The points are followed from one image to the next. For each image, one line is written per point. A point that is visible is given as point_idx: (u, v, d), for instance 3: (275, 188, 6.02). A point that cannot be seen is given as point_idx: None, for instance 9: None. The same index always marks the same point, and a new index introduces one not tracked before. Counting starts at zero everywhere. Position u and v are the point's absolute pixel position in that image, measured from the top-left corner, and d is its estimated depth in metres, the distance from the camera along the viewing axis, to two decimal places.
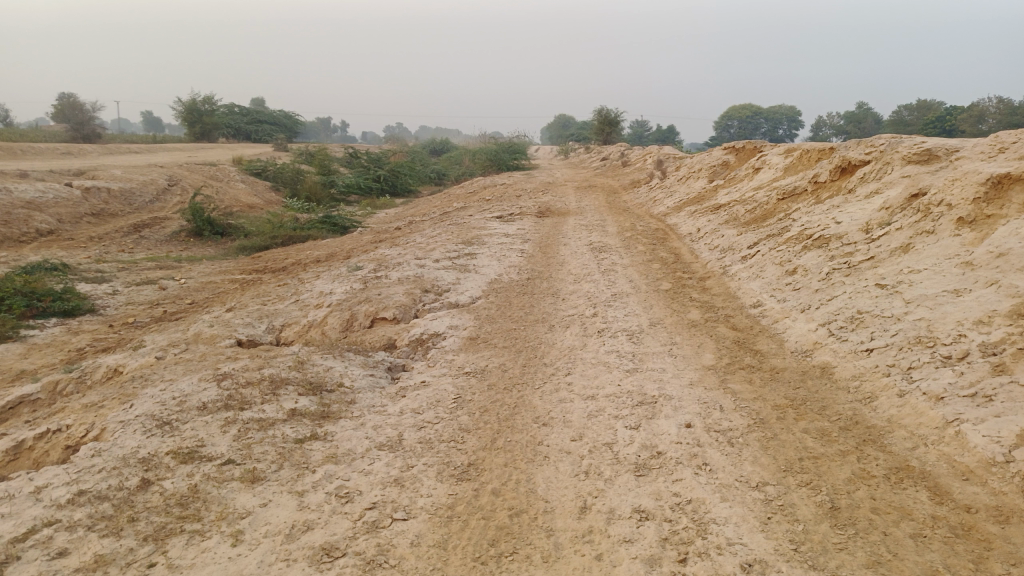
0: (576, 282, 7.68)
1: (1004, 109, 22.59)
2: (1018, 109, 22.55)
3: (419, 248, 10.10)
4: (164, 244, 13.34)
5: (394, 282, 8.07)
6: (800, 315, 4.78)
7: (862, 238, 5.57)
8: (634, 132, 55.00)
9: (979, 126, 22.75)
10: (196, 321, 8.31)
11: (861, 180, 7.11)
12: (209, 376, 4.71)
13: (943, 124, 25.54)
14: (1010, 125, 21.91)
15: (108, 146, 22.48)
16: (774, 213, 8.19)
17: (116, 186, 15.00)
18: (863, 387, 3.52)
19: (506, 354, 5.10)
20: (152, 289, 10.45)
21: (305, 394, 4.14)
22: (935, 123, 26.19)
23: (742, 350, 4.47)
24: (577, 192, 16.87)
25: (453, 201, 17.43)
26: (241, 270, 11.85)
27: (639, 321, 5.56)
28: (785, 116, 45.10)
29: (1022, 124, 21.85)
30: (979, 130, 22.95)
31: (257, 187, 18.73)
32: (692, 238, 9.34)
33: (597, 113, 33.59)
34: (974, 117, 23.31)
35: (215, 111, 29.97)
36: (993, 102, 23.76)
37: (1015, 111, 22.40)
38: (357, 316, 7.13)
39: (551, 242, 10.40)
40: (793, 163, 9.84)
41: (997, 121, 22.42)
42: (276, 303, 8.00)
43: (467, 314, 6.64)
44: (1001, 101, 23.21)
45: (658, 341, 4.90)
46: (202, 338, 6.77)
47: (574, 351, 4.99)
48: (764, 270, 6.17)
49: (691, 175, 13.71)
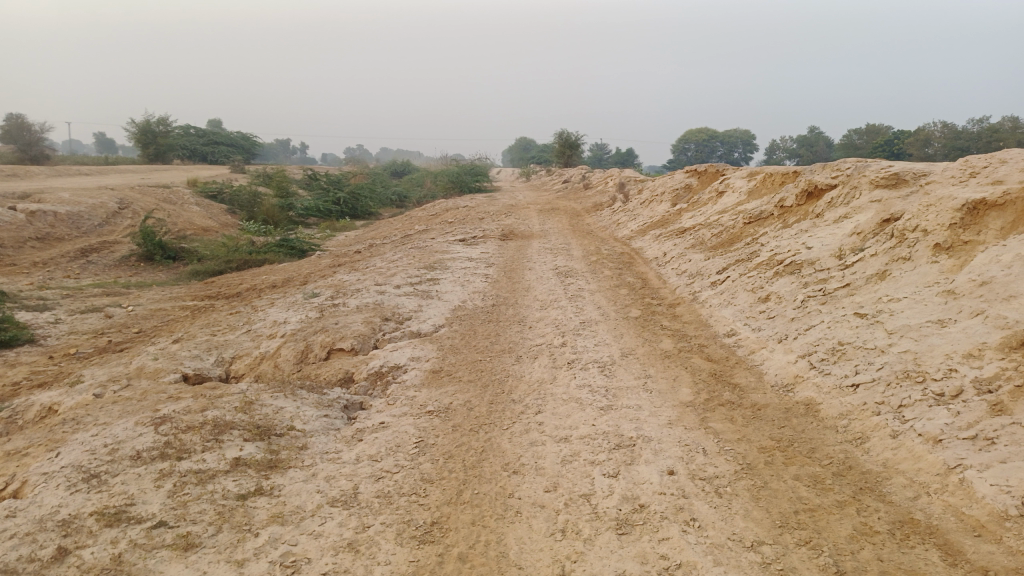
0: (543, 308, 7.43)
1: (949, 133, 23.22)
2: (962, 133, 23.19)
3: (379, 274, 9.76)
4: (112, 269, 12.74)
5: (352, 310, 7.72)
6: (777, 346, 4.58)
7: (835, 264, 5.43)
8: (593, 154, 55.49)
9: (925, 149, 23.35)
10: (142, 353, 7.84)
11: (829, 204, 7.02)
12: (147, 419, 4.31)
13: (892, 148, 26.19)
14: (955, 149, 22.52)
15: (57, 167, 21.66)
16: (741, 237, 8.07)
17: (62, 209, 14.36)
18: (852, 427, 3.31)
19: (471, 389, 4.80)
20: (97, 317, 9.90)
21: (251, 440, 3.78)
22: (884, 147, 26.84)
23: (720, 384, 4.25)
24: (539, 214, 16.70)
25: (413, 224, 17.11)
26: (193, 296, 11.35)
27: (610, 351, 5.32)
28: (740, 140, 45.92)
29: (966, 148, 22.47)
30: (926, 154, 23.56)
31: (213, 210, 18.16)
32: (658, 263, 9.18)
33: (557, 135, 33.70)
34: (921, 141, 23.94)
35: (170, 132, 29.24)
36: (938, 126, 24.40)
37: (959, 135, 23.04)
38: (313, 347, 6.77)
39: (516, 267, 10.16)
40: (757, 187, 9.79)
41: (942, 145, 23.04)
42: (228, 333, 7.59)
43: (429, 344, 6.33)
44: (946, 126, 23.85)
45: (631, 374, 4.66)
46: (146, 373, 6.32)
47: (543, 385, 4.73)
48: (736, 297, 6.00)
49: (654, 198, 13.64)
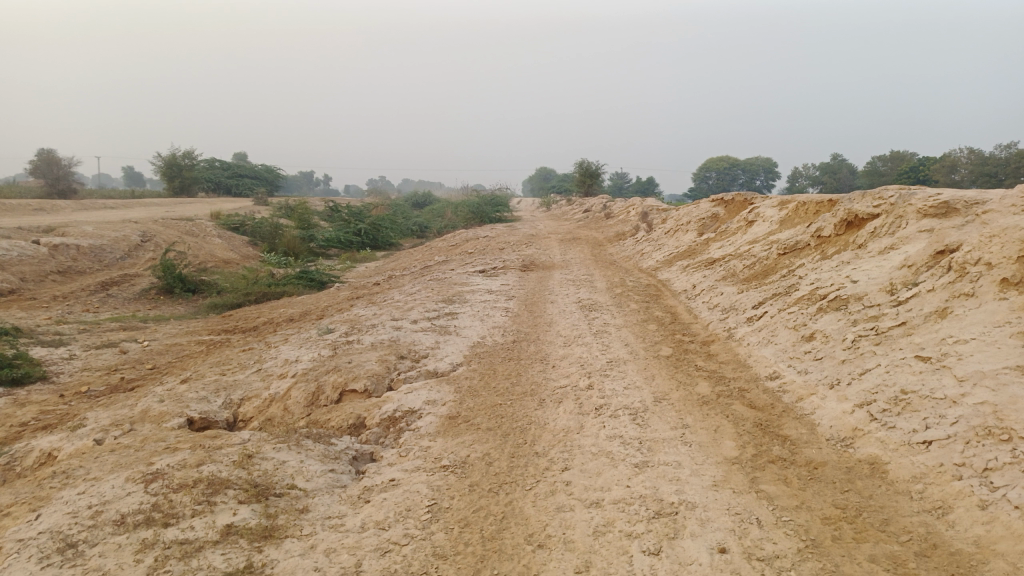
0: (567, 345, 7.03)
1: (975, 159, 22.65)
2: (988, 159, 22.60)
3: (396, 308, 9.44)
4: (131, 302, 12.57)
5: (367, 347, 7.38)
6: (829, 392, 4.15)
7: (886, 300, 4.99)
8: (613, 183, 55.31)
9: (951, 175, 22.80)
10: (151, 392, 7.53)
11: (872, 234, 6.58)
12: (139, 475, 3.96)
13: (917, 174, 25.65)
14: (982, 174, 21.90)
15: (82, 201, 21.79)
16: (776, 269, 7.64)
17: (86, 243, 14.29)
18: (930, 494, 2.87)
19: (490, 439, 4.41)
20: (112, 353, 9.65)
21: (247, 503, 3.42)
22: (908, 174, 26.30)
23: (767, 437, 3.82)
24: (561, 244, 16.33)
25: (433, 255, 16.82)
26: (210, 330, 11.10)
27: (641, 395, 4.90)
28: (762, 167, 45.41)
29: (993, 174, 21.87)
30: (951, 180, 23.00)
31: (234, 242, 18.05)
32: (688, 296, 8.76)
33: (577, 165, 33.51)
34: (947, 168, 23.38)
35: (195, 166, 29.52)
36: (965, 152, 23.82)
37: (986, 160, 22.41)
38: (324, 389, 6.41)
39: (539, 300, 9.78)
40: (789, 216, 9.36)
41: (968, 171, 22.47)
42: (237, 373, 7.27)
43: (447, 386, 5.95)
44: (972, 152, 23.28)
45: (666, 423, 4.24)
46: (151, 418, 6.00)
47: (569, 434, 4.32)
48: (776, 335, 5.56)
49: (679, 227, 13.22)
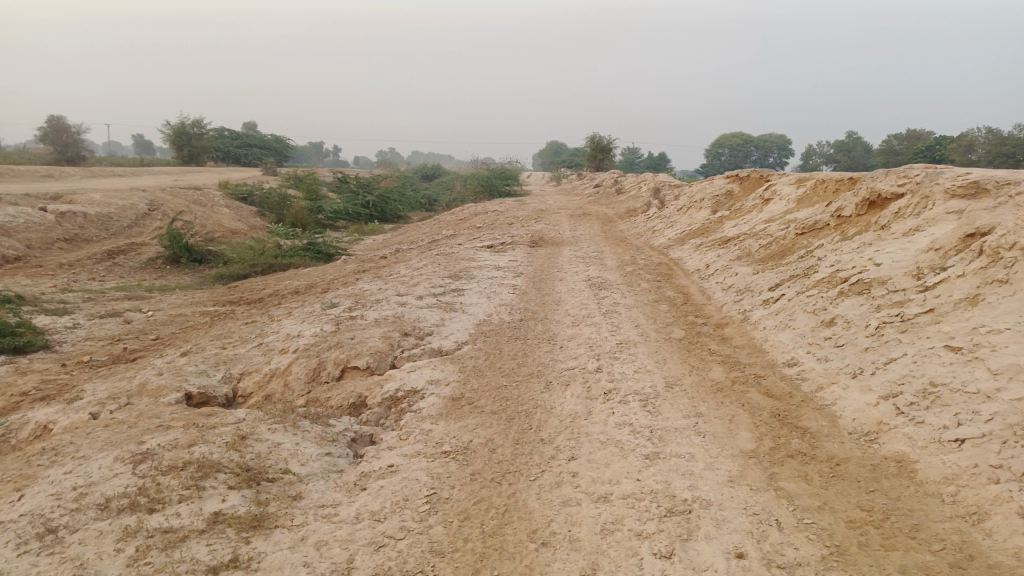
0: (575, 325, 6.83)
1: (993, 139, 22.20)
2: (1007, 139, 22.13)
3: (402, 282, 9.26)
4: (137, 271, 12.43)
5: (370, 323, 7.20)
6: (851, 382, 3.94)
7: (912, 285, 4.75)
8: (624, 159, 54.74)
9: (968, 155, 22.37)
10: (151, 364, 7.39)
11: (895, 215, 6.32)
12: (128, 455, 3.81)
13: (933, 154, 25.18)
14: (1000, 155, 21.45)
15: (91, 168, 21.60)
16: (793, 250, 7.39)
17: (92, 211, 14.13)
18: (964, 498, 2.68)
19: (494, 423, 4.23)
20: (116, 323, 9.52)
21: (237, 489, 3.26)
22: (925, 153, 25.83)
23: (786, 429, 3.62)
24: (570, 220, 16.06)
25: (441, 229, 16.59)
26: (215, 301, 10.95)
27: (653, 380, 4.70)
28: (775, 144, 44.76)
29: (1012, 154, 21.42)
30: (968, 160, 22.57)
31: (242, 212, 17.86)
32: (700, 276, 8.52)
33: (589, 139, 33.06)
34: (964, 147, 22.94)
35: (205, 134, 29.24)
36: (983, 131, 23.34)
37: (1004, 140, 21.93)
38: (326, 366, 6.25)
39: (548, 277, 9.56)
40: (807, 194, 9.07)
41: (986, 151, 22.04)
42: (238, 346, 7.12)
43: (451, 365, 5.77)
44: (990, 131, 22.81)
45: (679, 411, 4.04)
46: (149, 392, 5.86)
47: (577, 421, 4.13)
48: (794, 319, 5.34)
49: (692, 205, 12.93)
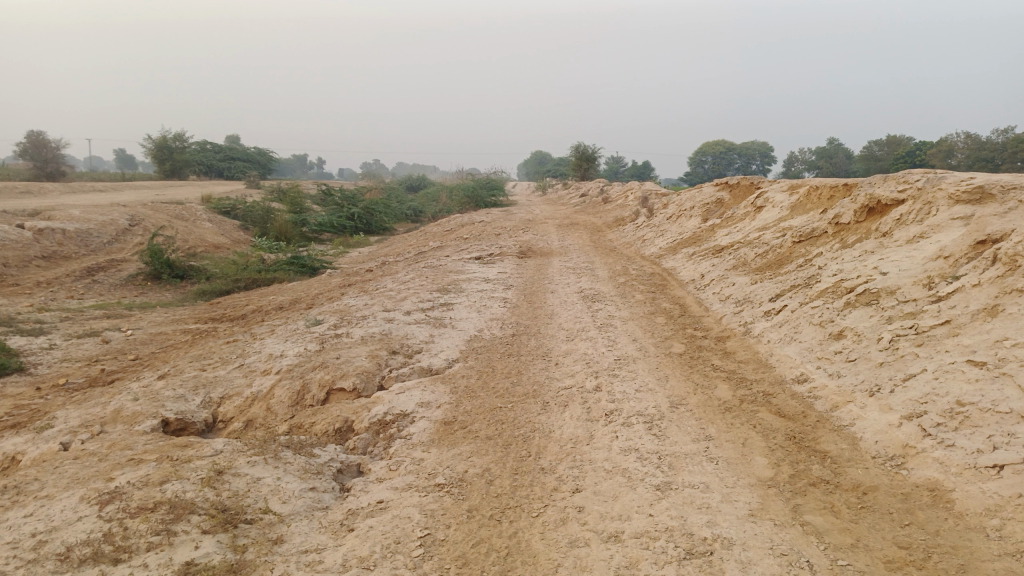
0: (570, 340, 6.58)
1: (972, 144, 22.37)
2: (986, 143, 22.29)
3: (389, 297, 8.98)
4: (117, 289, 12.06)
5: (356, 341, 6.92)
6: (868, 401, 3.72)
7: (924, 295, 4.54)
8: (608, 168, 54.81)
9: (947, 160, 22.54)
10: (129, 386, 7.07)
11: (897, 222, 6.13)
12: (96, 494, 3.51)
13: (914, 159, 25.32)
14: (979, 159, 21.60)
15: (71, 183, 21.16)
16: (791, 258, 7.20)
17: (71, 227, 13.75)
18: (1011, 534, 2.45)
19: (489, 450, 3.97)
20: (93, 343, 9.16)
21: (213, 534, 2.98)
22: (906, 158, 25.96)
23: (804, 453, 3.39)
24: (558, 230, 15.84)
25: (427, 240, 16.32)
26: (197, 318, 10.62)
27: (656, 399, 4.46)
28: (758, 151, 44.94)
29: (990, 158, 21.58)
30: (948, 165, 22.74)
31: (225, 227, 17.50)
32: (696, 287, 8.31)
33: (575, 148, 32.99)
34: (944, 152, 23.07)
35: (187, 148, 28.83)
36: (962, 136, 23.51)
37: (983, 145, 22.08)
38: (310, 388, 5.96)
39: (539, 289, 9.31)
40: (801, 201, 8.90)
41: (965, 155, 22.20)
42: (219, 368, 6.81)
43: (442, 385, 5.50)
44: (969, 136, 22.99)
45: (687, 434, 3.80)
46: (123, 419, 5.54)
47: (578, 447, 3.88)
48: (800, 332, 5.12)
49: (682, 213, 12.74)
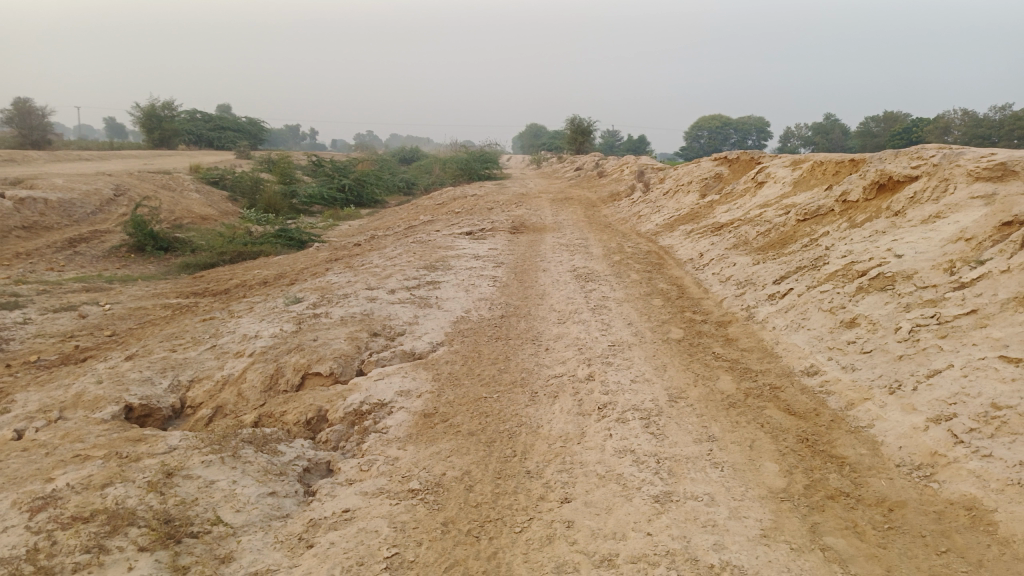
0: (562, 322, 6.21)
1: (969, 121, 22.00)
2: (983, 120, 21.93)
3: (374, 274, 8.58)
4: (99, 260, 11.61)
5: (336, 322, 6.54)
6: (888, 400, 3.37)
7: (944, 281, 4.18)
8: (603, 141, 54.16)
9: (943, 137, 22.17)
10: (100, 364, 6.67)
11: (911, 200, 5.75)
12: (30, 497, 3.13)
13: (910, 135, 24.93)
14: (976, 137, 21.25)
15: (57, 152, 20.51)
16: (796, 237, 6.83)
17: (54, 196, 13.23)
18: None
19: (470, 449, 3.61)
20: (69, 318, 8.73)
21: (152, 551, 2.62)
22: (902, 135, 25.55)
23: (819, 459, 3.06)
24: (552, 205, 15.41)
25: (418, 214, 15.86)
26: (179, 293, 10.20)
27: (654, 392, 4.11)
28: (754, 127, 44.38)
29: (987, 135, 21.24)
30: (943, 142, 22.37)
31: (212, 198, 16.99)
32: (694, 266, 7.94)
33: (570, 121, 32.39)
34: (940, 130, 22.67)
35: (175, 117, 28.09)
36: (959, 113, 23.11)
37: (980, 122, 21.72)
38: (284, 372, 5.59)
39: (530, 267, 8.92)
40: (804, 177, 8.50)
41: (961, 132, 21.84)
42: (192, 348, 6.42)
43: (423, 371, 5.13)
44: (966, 113, 22.62)
45: (688, 434, 3.45)
46: (84, 404, 5.17)
47: (568, 446, 3.52)
48: (808, 319, 4.76)
49: (679, 188, 12.33)
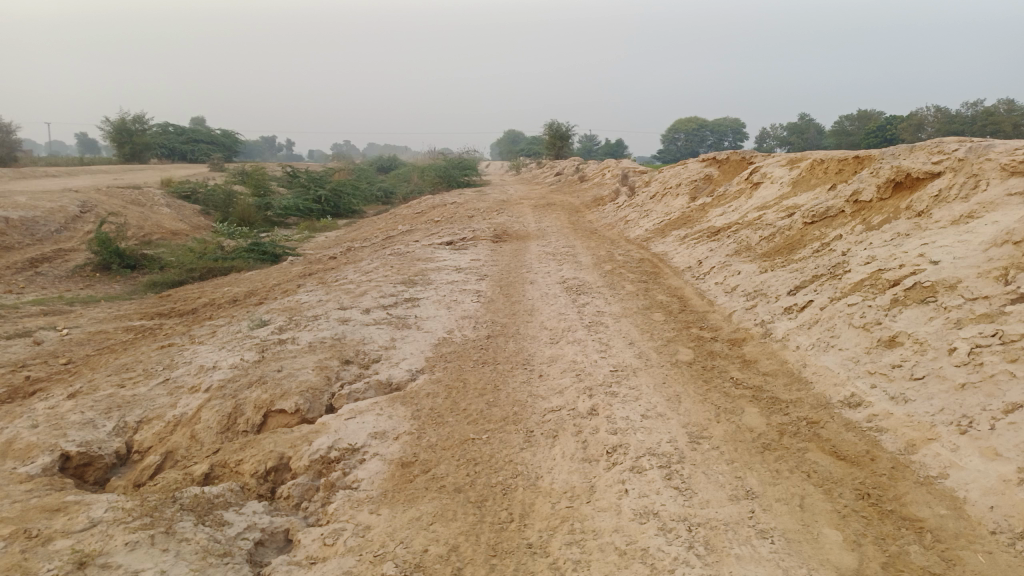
0: (555, 343, 5.60)
1: (942, 117, 21.79)
2: (956, 117, 21.73)
3: (348, 291, 7.92)
4: (62, 281, 10.84)
5: (304, 349, 5.88)
6: (960, 441, 2.81)
7: (999, 289, 3.60)
8: (581, 147, 53.82)
9: (918, 134, 21.88)
10: (47, 399, 5.93)
11: (936, 198, 5.21)
12: None
13: (884, 132, 24.72)
14: (949, 132, 21.04)
15: (25, 169, 19.62)
16: (805, 242, 6.28)
17: (15, 215, 12.40)
18: None
19: (458, 513, 2.99)
20: (22, 345, 7.96)
21: None
22: (876, 133, 25.07)
23: (890, 524, 2.50)
24: (534, 211, 14.84)
25: (396, 224, 15.18)
26: (144, 314, 9.47)
27: (672, 432, 3.50)
28: (730, 128, 44.22)
29: (960, 132, 21.02)
30: (918, 139, 22.08)
31: (183, 212, 16.21)
32: (694, 276, 7.37)
33: (547, 125, 31.97)
34: (914, 126, 22.41)
35: (147, 130, 27.24)
36: (932, 109, 22.91)
37: (953, 119, 21.53)
38: (243, 410, 4.93)
39: (517, 279, 8.31)
40: (804, 176, 7.96)
41: (935, 129, 21.58)
42: (145, 383, 5.72)
43: (401, 408, 4.48)
44: (939, 110, 22.42)
45: (722, 489, 2.86)
46: (13, 455, 4.44)
47: (577, 506, 2.92)
48: (838, 337, 4.19)
49: (667, 191, 11.80)
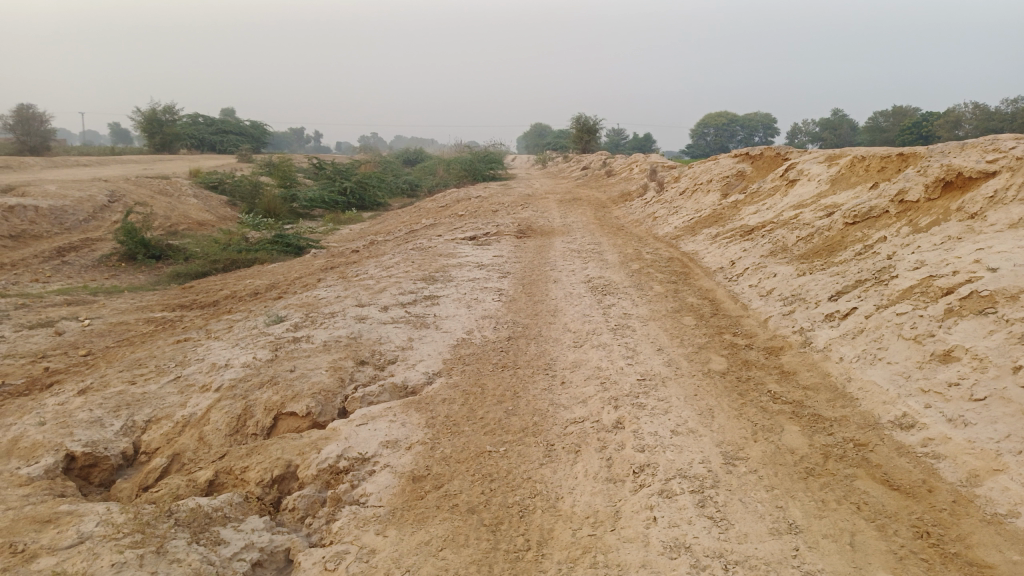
0: (579, 347, 5.34)
1: (980, 113, 21.04)
2: (995, 114, 20.99)
3: (368, 287, 7.72)
4: (87, 270, 10.79)
5: (319, 348, 5.68)
6: None
7: None
8: (608, 140, 53.21)
9: (955, 131, 21.17)
10: (63, 392, 5.80)
11: (991, 199, 4.86)
12: None
13: (919, 129, 23.99)
14: (988, 129, 20.32)
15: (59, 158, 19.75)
16: (845, 243, 5.94)
17: (44, 203, 12.37)
18: None
19: (471, 538, 2.75)
20: (44, 336, 7.86)
21: None
22: (910, 129, 24.32)
23: (954, 570, 2.21)
24: (559, 206, 14.55)
25: (420, 217, 14.98)
26: (166, 305, 9.36)
27: (705, 452, 3.22)
28: (759, 123, 43.40)
29: (999, 129, 20.29)
30: (955, 136, 21.37)
31: (210, 202, 16.16)
32: (726, 277, 7.06)
33: (574, 120, 31.54)
34: (951, 123, 21.67)
35: (176, 121, 27.32)
36: (970, 106, 22.16)
37: (991, 115, 20.79)
38: (253, 412, 4.74)
39: (541, 277, 8.05)
40: (843, 173, 7.59)
41: (973, 126, 20.85)
42: (157, 380, 5.55)
43: (415, 414, 4.25)
44: (977, 106, 21.67)
45: (762, 521, 2.59)
46: (18, 453, 4.28)
47: (602, 536, 2.66)
48: (886, 349, 3.88)
49: (697, 188, 11.44)
